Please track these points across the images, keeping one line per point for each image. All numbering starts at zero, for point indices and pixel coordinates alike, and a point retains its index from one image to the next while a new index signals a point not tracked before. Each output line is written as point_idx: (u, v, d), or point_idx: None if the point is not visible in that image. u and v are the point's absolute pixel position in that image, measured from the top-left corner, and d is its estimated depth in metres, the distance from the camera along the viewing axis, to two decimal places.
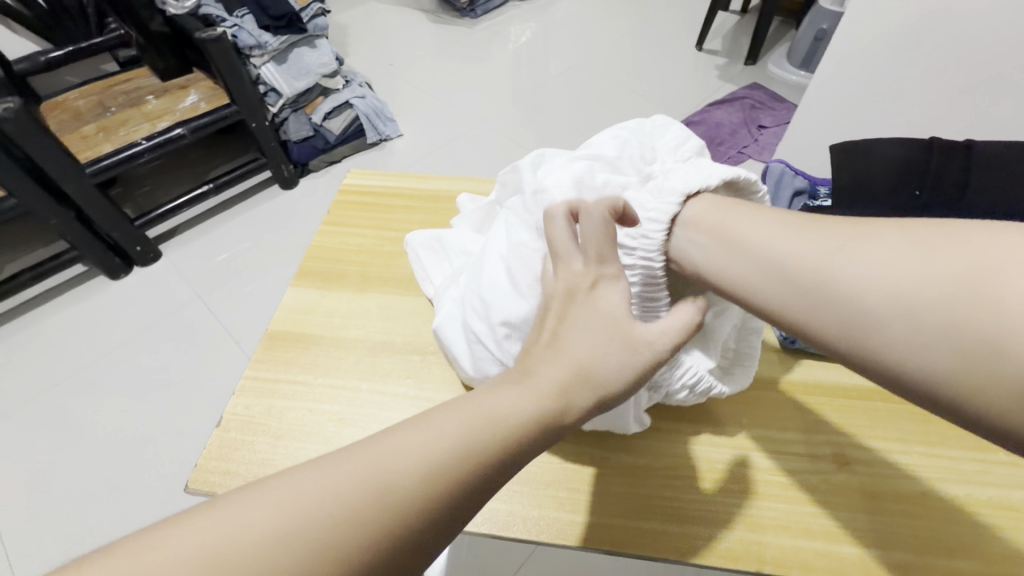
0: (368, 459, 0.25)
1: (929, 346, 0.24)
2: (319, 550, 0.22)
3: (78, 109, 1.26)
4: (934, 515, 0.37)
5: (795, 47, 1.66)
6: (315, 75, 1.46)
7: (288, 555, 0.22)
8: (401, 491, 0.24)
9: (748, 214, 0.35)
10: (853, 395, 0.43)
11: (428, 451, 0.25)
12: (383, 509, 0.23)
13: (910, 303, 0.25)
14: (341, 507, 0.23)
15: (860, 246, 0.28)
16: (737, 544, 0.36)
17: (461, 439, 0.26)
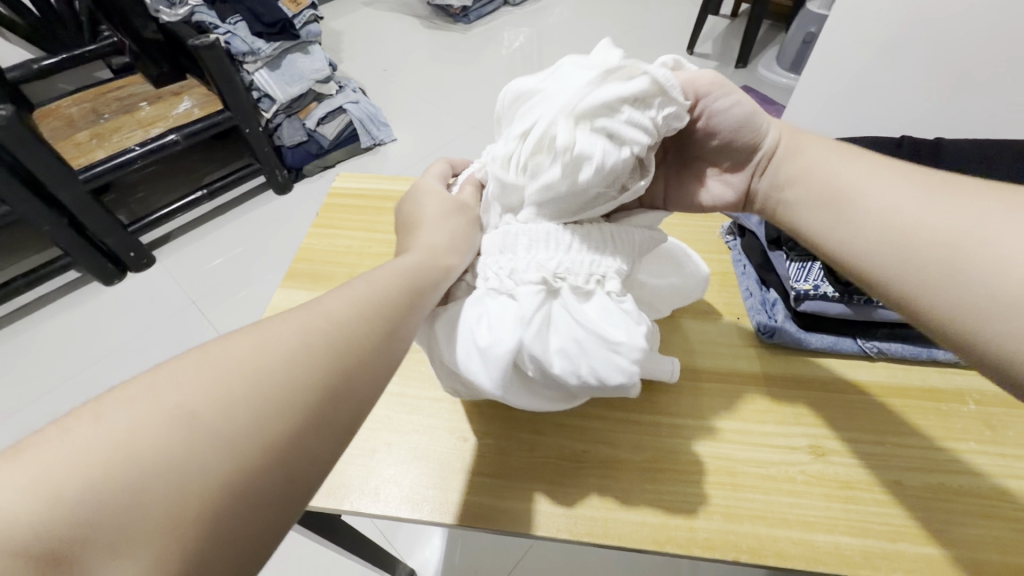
0: (251, 343, 0.24)
1: (974, 300, 0.28)
2: (255, 399, 0.23)
3: (71, 117, 1.27)
4: (907, 503, 0.38)
5: (784, 50, 1.68)
6: (309, 81, 1.46)
7: (229, 410, 0.22)
8: (325, 349, 0.26)
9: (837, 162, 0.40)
10: (829, 387, 0.44)
11: (317, 332, 0.26)
12: (307, 359, 0.25)
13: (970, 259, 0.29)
14: (222, 386, 0.22)
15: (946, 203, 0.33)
16: (716, 534, 0.37)
17: (365, 310, 0.28)
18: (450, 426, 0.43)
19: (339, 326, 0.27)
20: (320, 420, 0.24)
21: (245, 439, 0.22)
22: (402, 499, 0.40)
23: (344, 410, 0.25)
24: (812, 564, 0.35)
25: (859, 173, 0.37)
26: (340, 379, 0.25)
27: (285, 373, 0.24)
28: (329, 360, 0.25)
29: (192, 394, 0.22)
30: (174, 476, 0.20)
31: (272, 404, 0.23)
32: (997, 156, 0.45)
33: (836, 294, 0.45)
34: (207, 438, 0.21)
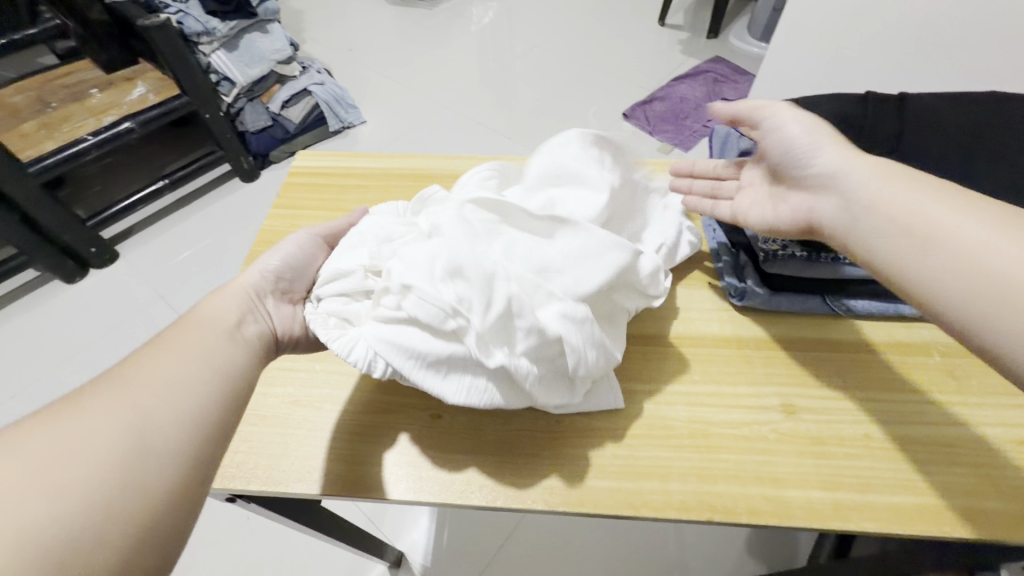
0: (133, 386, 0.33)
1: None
2: (118, 445, 0.30)
3: (16, 106, 1.20)
4: (875, 455, 0.38)
5: (755, 19, 1.67)
6: (269, 61, 1.41)
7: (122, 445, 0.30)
8: (190, 402, 0.34)
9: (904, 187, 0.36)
10: (800, 345, 0.44)
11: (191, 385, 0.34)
12: (177, 392, 0.33)
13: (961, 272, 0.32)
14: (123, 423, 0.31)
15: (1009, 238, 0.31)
16: (691, 496, 0.37)
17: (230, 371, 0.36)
18: (423, 404, 0.42)
19: (177, 368, 0.34)
20: (188, 445, 0.32)
21: (114, 480, 0.28)
22: (375, 482, 0.39)
23: (205, 430, 0.33)
24: (784, 519, 0.36)
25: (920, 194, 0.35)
26: (193, 407, 0.33)
27: (137, 421, 0.31)
28: (179, 394, 0.33)
29: (57, 455, 0.28)
30: (43, 524, 0.26)
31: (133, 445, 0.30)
32: (963, 110, 0.44)
33: (804, 253, 0.44)
34: (102, 465, 0.29)
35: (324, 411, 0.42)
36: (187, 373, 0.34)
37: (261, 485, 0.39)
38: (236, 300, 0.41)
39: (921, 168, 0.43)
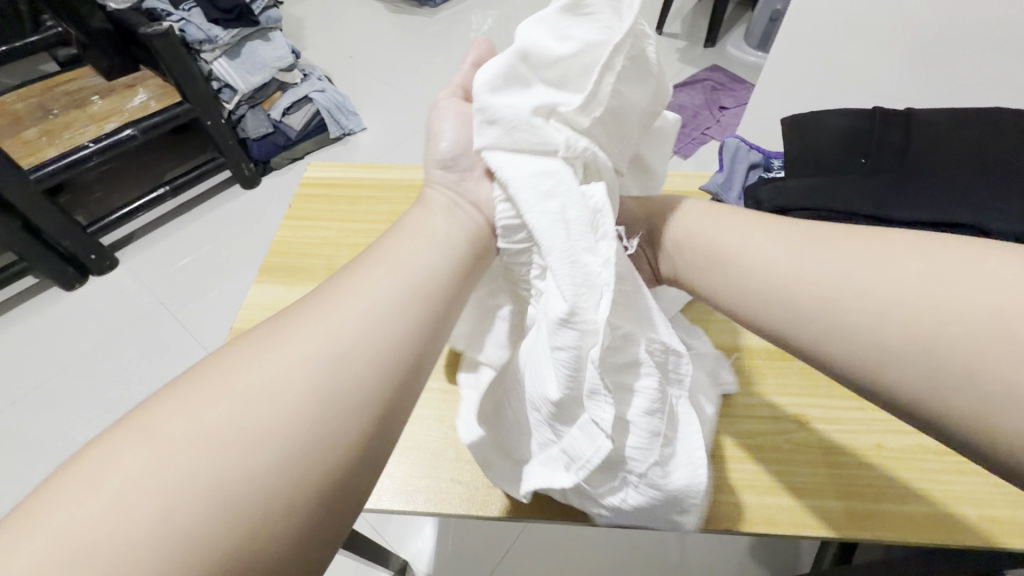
0: (302, 336, 0.26)
1: (920, 368, 0.25)
2: (296, 413, 0.23)
3: (17, 113, 1.20)
4: (888, 464, 0.39)
5: (751, 28, 1.69)
6: (270, 69, 1.41)
7: (289, 414, 0.23)
8: (378, 361, 0.26)
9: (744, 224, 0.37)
10: None
11: (374, 343, 0.26)
12: (356, 351, 0.25)
13: (850, 310, 0.28)
14: (292, 384, 0.24)
15: (851, 263, 0.30)
16: (708, 506, 0.37)
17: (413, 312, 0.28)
18: (441, 415, 0.43)
19: (372, 311, 0.27)
20: (367, 420, 0.24)
21: (298, 453, 0.22)
22: (396, 493, 0.39)
23: (375, 413, 0.25)
24: (801, 529, 0.36)
25: (736, 233, 0.37)
26: (380, 368, 0.26)
27: (324, 375, 0.24)
28: (366, 349, 0.26)
29: (242, 402, 0.23)
30: (229, 494, 0.21)
31: (309, 410, 0.23)
32: (965, 126, 0.46)
33: None
34: (259, 445, 0.22)
35: None
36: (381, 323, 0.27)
37: None
38: (437, 218, 0.34)
39: (924, 182, 0.44)
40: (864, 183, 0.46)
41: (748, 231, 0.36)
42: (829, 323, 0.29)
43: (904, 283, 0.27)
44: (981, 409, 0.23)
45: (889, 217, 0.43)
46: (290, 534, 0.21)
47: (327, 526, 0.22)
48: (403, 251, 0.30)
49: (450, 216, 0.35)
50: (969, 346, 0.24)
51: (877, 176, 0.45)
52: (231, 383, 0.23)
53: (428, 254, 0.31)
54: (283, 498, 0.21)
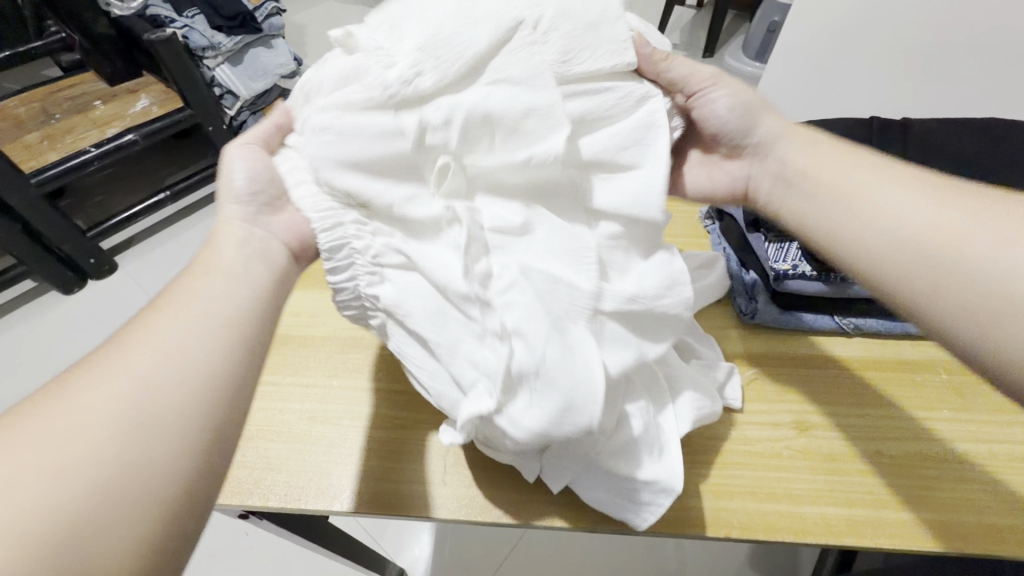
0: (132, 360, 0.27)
1: (950, 306, 0.29)
2: (140, 416, 0.25)
3: (19, 117, 1.20)
4: (887, 471, 0.39)
5: (749, 39, 1.71)
6: (272, 75, 1.42)
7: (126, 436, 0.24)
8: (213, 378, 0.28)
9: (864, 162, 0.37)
10: (810, 362, 0.45)
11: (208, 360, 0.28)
12: (188, 369, 0.27)
13: (916, 240, 0.31)
14: (125, 407, 0.25)
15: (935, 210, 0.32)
16: (708, 513, 0.37)
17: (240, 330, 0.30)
18: (440, 420, 0.43)
19: (194, 328, 0.29)
20: (207, 434, 0.26)
21: (140, 470, 0.24)
22: (395, 497, 0.39)
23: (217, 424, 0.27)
24: (802, 536, 0.36)
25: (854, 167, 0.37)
26: (215, 384, 0.28)
27: (158, 394, 0.26)
28: (199, 369, 0.28)
29: (95, 414, 0.24)
30: (66, 518, 0.22)
31: (153, 413, 0.25)
32: (964, 138, 0.46)
33: (815, 272, 0.45)
34: (101, 470, 0.23)
35: (340, 426, 0.42)
36: (217, 331, 0.29)
37: (278, 500, 0.39)
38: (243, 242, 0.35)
39: None
40: None
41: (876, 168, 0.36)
42: (889, 247, 0.32)
43: (960, 238, 0.30)
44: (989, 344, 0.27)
45: None
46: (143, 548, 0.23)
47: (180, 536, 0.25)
48: (226, 276, 0.32)
49: (239, 248, 0.34)
50: (998, 296, 0.27)
51: None
52: (62, 414, 0.24)
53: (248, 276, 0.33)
54: (131, 515, 0.23)
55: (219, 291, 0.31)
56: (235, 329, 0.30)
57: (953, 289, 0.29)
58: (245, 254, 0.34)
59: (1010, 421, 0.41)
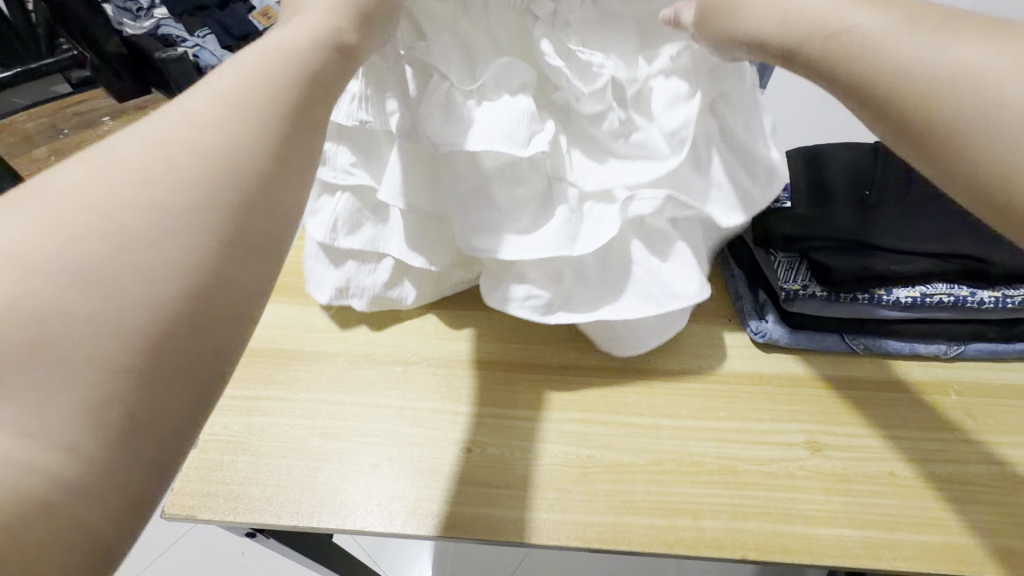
0: (133, 160, 0.22)
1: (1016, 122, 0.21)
2: (76, 282, 0.19)
3: (28, 132, 1.22)
4: (901, 493, 0.39)
5: None
6: None
7: (113, 270, 0.20)
8: (234, 179, 0.22)
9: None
10: (825, 384, 0.45)
11: (224, 150, 0.22)
12: (207, 176, 0.22)
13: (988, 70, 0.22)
14: (114, 232, 0.20)
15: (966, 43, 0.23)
16: (723, 533, 0.37)
17: (262, 119, 0.24)
18: (453, 437, 0.42)
19: (210, 130, 0.23)
20: (212, 261, 0.21)
21: (115, 321, 0.19)
22: (407, 515, 0.39)
23: (224, 250, 0.21)
24: (818, 558, 0.36)
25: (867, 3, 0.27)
26: (235, 191, 0.22)
27: (160, 208, 0.21)
28: (222, 177, 0.22)
29: (63, 258, 0.19)
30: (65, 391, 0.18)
31: (125, 282, 0.20)
32: None
33: (825, 293, 0.45)
34: (90, 319, 0.19)
35: (353, 443, 0.42)
36: (228, 152, 0.22)
37: (291, 518, 0.38)
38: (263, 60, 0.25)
39: (930, 219, 0.45)
40: (873, 215, 0.46)
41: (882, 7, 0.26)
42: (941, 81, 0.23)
43: None
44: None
45: (899, 247, 0.44)
46: (135, 416, 0.19)
47: (195, 397, 0.21)
48: (246, 78, 0.24)
49: (242, 72, 0.25)
50: None
51: (885, 209, 0.46)
52: (53, 232, 0.19)
53: (273, 67, 0.25)
54: (110, 394, 0.19)
55: (210, 124, 0.23)
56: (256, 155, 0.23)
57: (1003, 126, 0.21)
58: (254, 56, 0.25)
59: (1018, 441, 0.41)
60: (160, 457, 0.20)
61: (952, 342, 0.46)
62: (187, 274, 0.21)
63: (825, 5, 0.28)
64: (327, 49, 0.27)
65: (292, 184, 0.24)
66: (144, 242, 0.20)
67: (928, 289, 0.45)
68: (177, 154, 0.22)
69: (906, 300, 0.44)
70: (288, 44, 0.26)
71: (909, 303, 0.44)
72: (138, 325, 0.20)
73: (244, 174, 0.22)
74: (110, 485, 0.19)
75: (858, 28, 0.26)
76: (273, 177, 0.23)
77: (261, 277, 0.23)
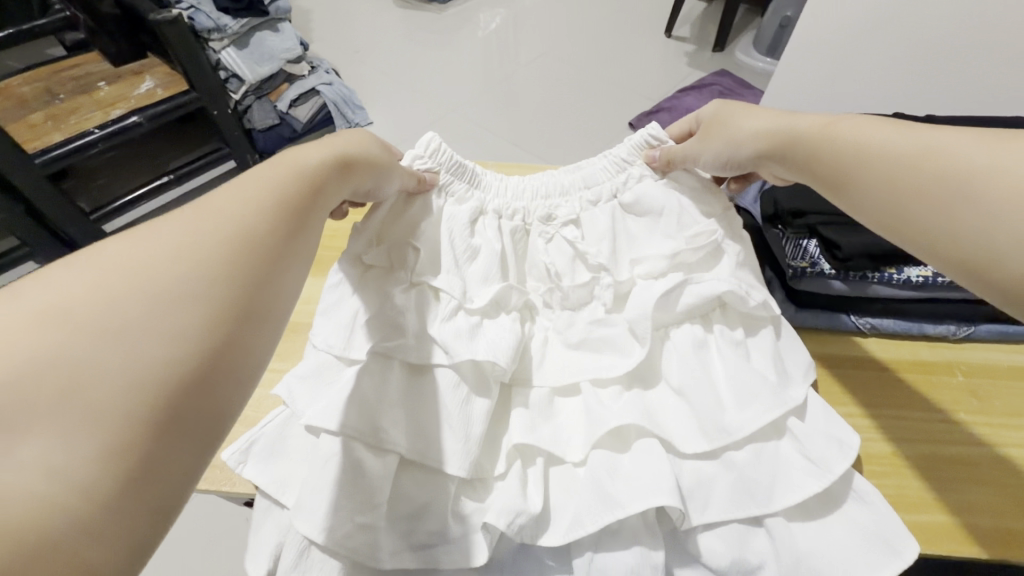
0: (158, 243, 0.27)
1: (975, 220, 0.29)
2: (106, 338, 0.23)
3: (22, 96, 1.19)
4: (958, 464, 0.44)
5: (761, 33, 1.75)
6: (279, 60, 1.41)
7: (137, 329, 0.24)
8: (243, 257, 0.29)
9: (868, 130, 0.37)
10: (868, 368, 0.48)
11: (232, 234, 0.29)
12: (223, 256, 0.28)
13: (974, 175, 0.30)
14: (143, 304, 0.25)
15: (955, 156, 0.31)
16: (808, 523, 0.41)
17: (259, 213, 0.31)
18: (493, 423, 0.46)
19: (218, 223, 0.29)
20: (222, 331, 0.26)
21: (143, 370, 0.23)
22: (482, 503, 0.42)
23: (233, 324, 0.27)
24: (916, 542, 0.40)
25: (876, 129, 0.37)
26: (242, 271, 0.28)
27: (179, 283, 0.26)
28: (236, 257, 0.28)
29: (97, 316, 0.24)
30: (98, 427, 0.22)
31: (153, 339, 0.24)
32: None
33: (834, 271, 0.45)
34: (122, 363, 0.23)
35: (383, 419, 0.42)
36: (236, 241, 0.29)
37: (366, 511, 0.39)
38: (275, 167, 0.36)
39: None
40: None
41: (885, 129, 0.36)
42: (927, 191, 0.32)
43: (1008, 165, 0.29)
44: (985, 250, 0.29)
45: None
46: (148, 458, 0.23)
47: (199, 450, 0.25)
48: (242, 184, 0.33)
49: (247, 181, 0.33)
50: (995, 207, 0.28)
51: None
52: (88, 301, 0.24)
53: (265, 179, 0.34)
54: (137, 431, 0.23)
55: (200, 240, 0.28)
56: (259, 243, 0.30)
57: (966, 231, 0.29)
58: (251, 172, 0.34)
59: None
60: (164, 496, 0.23)
61: (960, 324, 0.50)
62: (202, 337, 0.25)
63: (837, 134, 0.39)
64: (324, 161, 0.38)
65: (282, 262, 0.31)
66: (164, 309, 0.25)
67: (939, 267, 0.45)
68: (192, 242, 0.28)
69: (916, 279, 0.45)
70: (293, 161, 0.37)
71: (920, 282, 0.45)
72: (161, 377, 0.24)
73: (252, 254, 0.29)
74: (114, 518, 0.21)
75: (880, 139, 0.36)
76: (269, 272, 0.29)
77: (259, 345, 0.28)
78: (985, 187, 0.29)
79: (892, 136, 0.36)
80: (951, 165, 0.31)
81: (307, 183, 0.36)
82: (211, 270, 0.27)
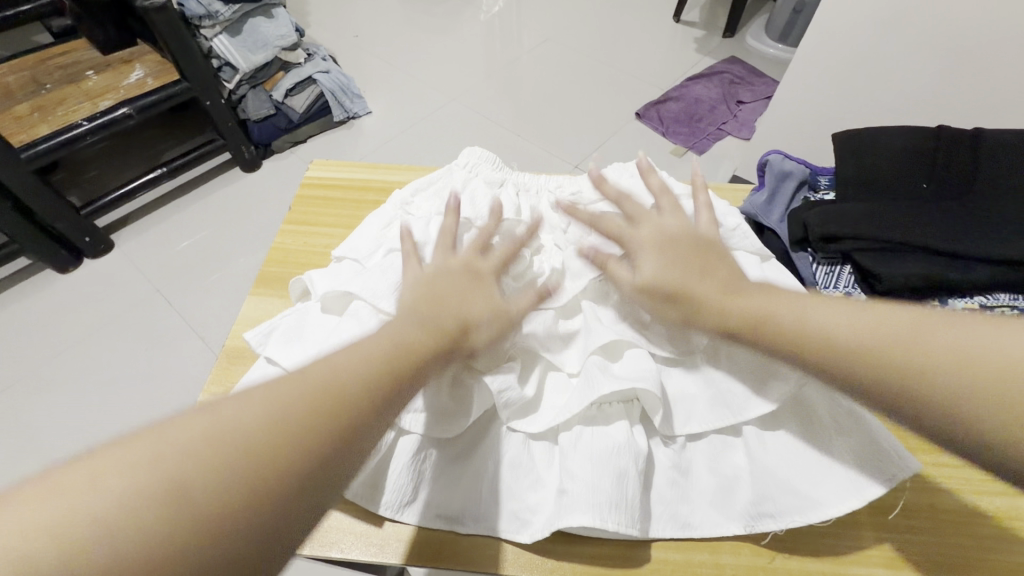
0: (280, 381, 0.28)
1: (989, 392, 0.27)
2: (220, 465, 0.25)
3: (7, 86, 1.14)
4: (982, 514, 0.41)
5: (773, 18, 1.68)
6: (273, 48, 1.36)
7: (250, 452, 0.25)
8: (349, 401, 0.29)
9: (810, 304, 0.36)
10: None
11: (343, 378, 0.30)
12: (330, 396, 0.29)
13: (966, 347, 0.29)
14: (257, 433, 0.26)
15: (939, 337, 0.30)
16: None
17: (372, 353, 0.32)
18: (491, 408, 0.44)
19: (336, 363, 0.30)
20: (317, 465, 0.27)
21: (242, 487, 0.25)
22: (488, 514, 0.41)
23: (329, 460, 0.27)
24: None
25: (814, 305, 0.36)
26: (343, 414, 0.28)
27: (287, 420, 0.27)
28: (343, 400, 0.29)
29: (208, 446, 0.25)
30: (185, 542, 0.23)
31: (257, 467, 0.25)
32: None
33: (869, 302, 0.43)
34: (225, 487, 0.24)
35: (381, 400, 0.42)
36: (349, 384, 0.30)
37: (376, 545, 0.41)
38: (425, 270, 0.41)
39: (1003, 213, 0.40)
40: (928, 212, 0.41)
41: (837, 309, 0.35)
42: (927, 371, 0.29)
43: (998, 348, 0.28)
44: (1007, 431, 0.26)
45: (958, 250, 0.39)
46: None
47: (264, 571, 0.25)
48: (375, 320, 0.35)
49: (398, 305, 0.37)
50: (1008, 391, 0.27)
51: (947, 205, 0.41)
52: (211, 431, 0.25)
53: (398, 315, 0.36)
54: (224, 548, 0.24)
55: (313, 380, 0.29)
56: (362, 385, 0.30)
57: (978, 408, 0.27)
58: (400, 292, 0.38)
59: None
60: None
61: None
62: (297, 477, 0.26)
63: (769, 306, 0.37)
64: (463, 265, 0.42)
65: (383, 405, 0.31)
66: (273, 448, 0.26)
67: (989, 299, 0.40)
68: (308, 386, 0.29)
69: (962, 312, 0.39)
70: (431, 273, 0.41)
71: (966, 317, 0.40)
72: (255, 501, 0.25)
73: (354, 399, 0.29)
74: None
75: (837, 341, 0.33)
76: (370, 416, 0.30)
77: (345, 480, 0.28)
78: (981, 370, 0.28)
79: (838, 319, 0.34)
80: (941, 346, 0.30)
81: (408, 352, 0.33)
82: (318, 412, 0.28)
